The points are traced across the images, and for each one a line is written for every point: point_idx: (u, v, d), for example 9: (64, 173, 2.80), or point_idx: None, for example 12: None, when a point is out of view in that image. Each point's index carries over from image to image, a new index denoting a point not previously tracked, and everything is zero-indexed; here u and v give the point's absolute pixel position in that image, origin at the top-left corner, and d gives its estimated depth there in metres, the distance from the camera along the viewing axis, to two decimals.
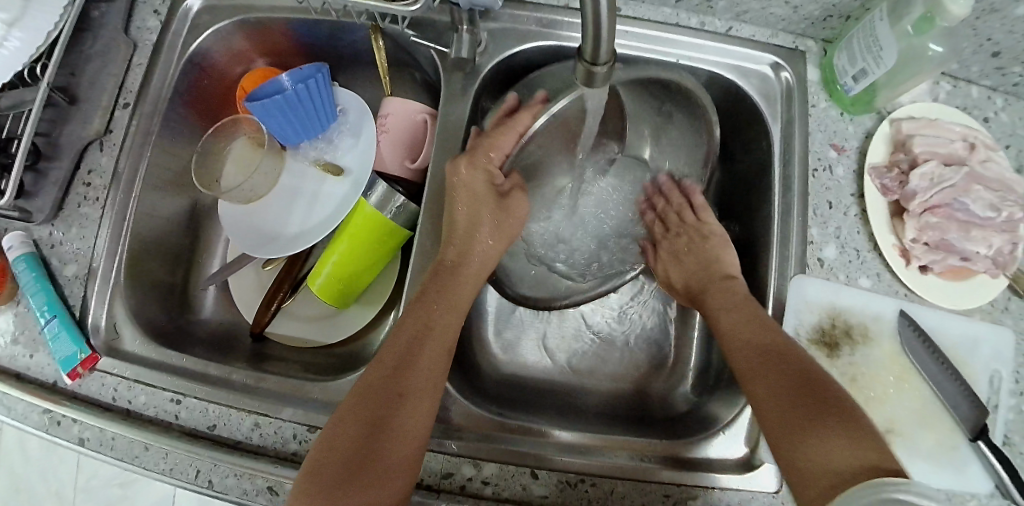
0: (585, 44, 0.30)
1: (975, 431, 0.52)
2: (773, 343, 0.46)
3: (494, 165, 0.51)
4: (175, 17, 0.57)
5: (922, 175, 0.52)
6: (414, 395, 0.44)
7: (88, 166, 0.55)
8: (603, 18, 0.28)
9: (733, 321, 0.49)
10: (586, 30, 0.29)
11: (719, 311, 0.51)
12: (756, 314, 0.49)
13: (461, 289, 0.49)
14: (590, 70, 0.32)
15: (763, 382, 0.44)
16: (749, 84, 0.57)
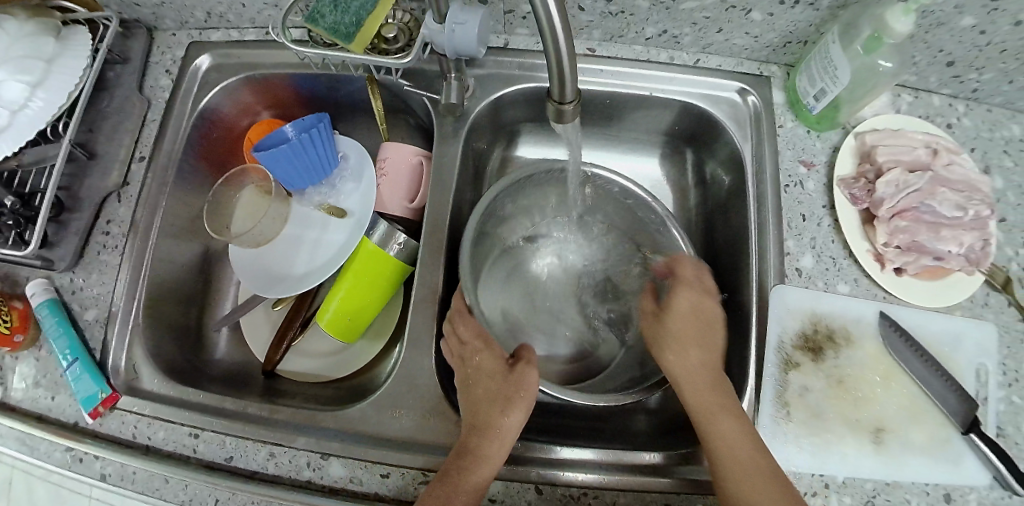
0: (554, 84, 0.33)
1: (966, 424, 0.54)
2: (779, 494, 0.45)
3: (496, 345, 0.53)
4: (185, 76, 0.61)
5: (888, 182, 0.56)
6: (482, 477, 0.45)
7: (107, 216, 0.59)
8: (566, 58, 0.31)
9: (751, 453, 0.47)
10: (552, 72, 0.32)
11: (715, 423, 0.48)
12: (745, 431, 0.48)
13: (494, 446, 0.47)
14: (558, 107, 0.35)
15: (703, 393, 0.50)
16: (719, 110, 0.61)
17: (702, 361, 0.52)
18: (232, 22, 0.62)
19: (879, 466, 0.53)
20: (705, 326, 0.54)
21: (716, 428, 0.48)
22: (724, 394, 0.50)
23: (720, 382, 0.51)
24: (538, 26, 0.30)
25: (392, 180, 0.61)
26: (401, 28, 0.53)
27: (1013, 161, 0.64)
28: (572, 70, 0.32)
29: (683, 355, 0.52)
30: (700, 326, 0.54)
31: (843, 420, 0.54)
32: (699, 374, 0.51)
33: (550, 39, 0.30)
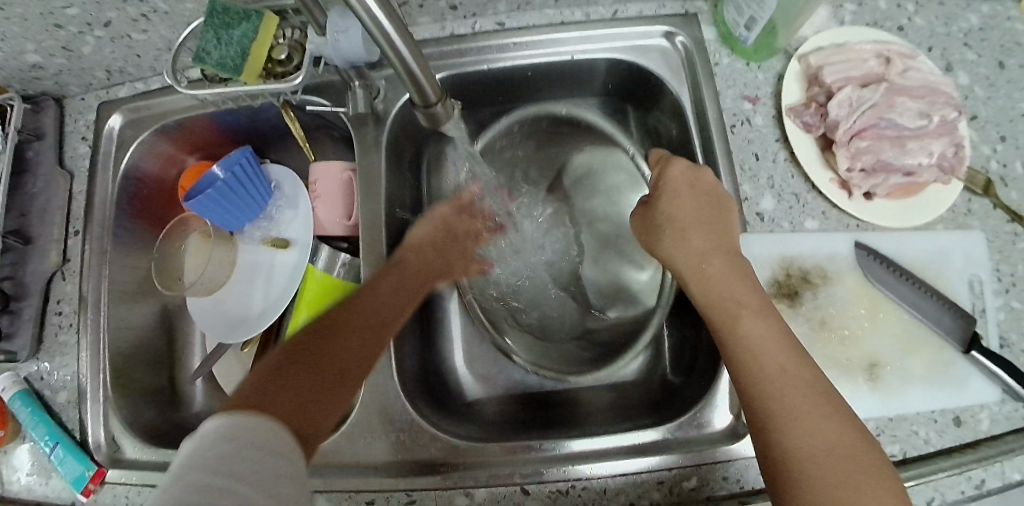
0: (411, 89, 0.35)
1: (966, 343, 0.52)
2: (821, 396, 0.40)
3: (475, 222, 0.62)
4: (101, 140, 0.60)
5: (840, 103, 0.52)
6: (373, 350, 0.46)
7: (56, 296, 0.58)
8: (416, 68, 0.32)
9: (784, 357, 0.42)
10: (405, 78, 0.34)
11: (733, 321, 0.45)
12: (767, 307, 0.46)
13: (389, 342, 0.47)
14: (427, 109, 0.37)
15: (699, 243, 0.49)
16: (648, 61, 0.58)
17: (712, 247, 0.49)
18: (135, 74, 0.60)
19: (877, 402, 0.52)
20: (709, 209, 0.50)
21: (740, 322, 0.44)
22: (738, 287, 0.47)
23: (739, 264, 0.48)
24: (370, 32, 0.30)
25: (326, 201, 0.62)
26: (292, 46, 0.53)
27: (974, 53, 0.62)
28: (426, 74, 0.34)
29: (685, 240, 0.50)
30: (698, 201, 0.50)
31: (832, 362, 0.52)
32: (706, 258, 0.49)
33: (372, 24, 0.29)
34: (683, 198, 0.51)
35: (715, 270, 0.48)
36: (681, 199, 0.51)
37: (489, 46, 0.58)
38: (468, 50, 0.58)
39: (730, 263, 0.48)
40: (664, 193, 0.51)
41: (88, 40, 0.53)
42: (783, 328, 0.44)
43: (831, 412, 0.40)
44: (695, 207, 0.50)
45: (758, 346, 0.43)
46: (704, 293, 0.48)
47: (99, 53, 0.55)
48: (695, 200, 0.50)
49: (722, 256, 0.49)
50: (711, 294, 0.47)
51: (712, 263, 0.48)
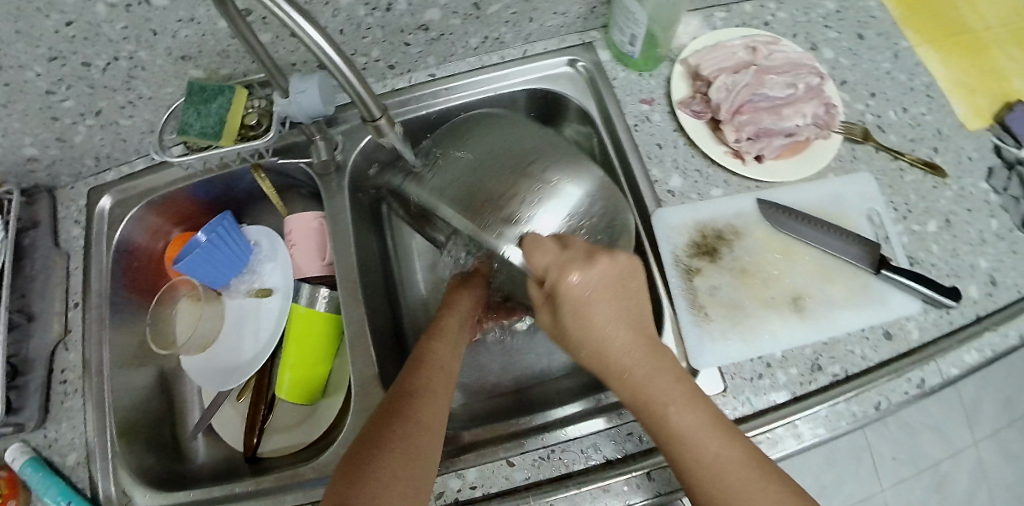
0: (358, 105, 0.45)
1: (877, 264, 0.60)
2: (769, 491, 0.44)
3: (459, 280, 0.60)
4: (92, 220, 0.67)
5: (718, 89, 0.61)
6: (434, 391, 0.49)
7: (61, 365, 0.63)
8: (361, 87, 0.43)
9: (716, 445, 0.46)
10: (355, 99, 0.45)
11: (661, 423, 0.47)
12: (688, 396, 0.48)
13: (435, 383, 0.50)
14: (374, 123, 0.47)
15: (623, 342, 0.48)
16: (560, 87, 0.68)
17: (629, 342, 0.48)
18: (120, 159, 0.68)
19: (809, 329, 0.58)
20: (618, 299, 0.47)
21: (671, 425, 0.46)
22: (655, 389, 0.47)
23: (653, 352, 0.49)
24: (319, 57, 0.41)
25: (301, 247, 0.69)
26: (260, 113, 0.62)
27: (834, 32, 0.73)
28: (370, 94, 0.45)
29: (604, 347, 0.48)
30: (612, 302, 0.47)
31: (760, 302, 0.59)
32: (628, 365, 0.48)
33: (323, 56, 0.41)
34: (590, 307, 0.47)
35: (642, 371, 0.48)
36: (592, 306, 0.47)
37: (423, 93, 0.67)
38: (407, 100, 0.67)
39: (647, 358, 0.48)
40: (571, 302, 0.46)
41: (81, 130, 0.61)
42: (705, 412, 0.47)
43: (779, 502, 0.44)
44: (607, 310, 0.47)
45: (694, 444, 0.46)
46: (635, 397, 0.48)
47: (90, 141, 0.63)
48: (608, 297, 0.47)
49: (639, 353, 0.48)
50: (642, 400, 0.48)
51: (636, 365, 0.48)
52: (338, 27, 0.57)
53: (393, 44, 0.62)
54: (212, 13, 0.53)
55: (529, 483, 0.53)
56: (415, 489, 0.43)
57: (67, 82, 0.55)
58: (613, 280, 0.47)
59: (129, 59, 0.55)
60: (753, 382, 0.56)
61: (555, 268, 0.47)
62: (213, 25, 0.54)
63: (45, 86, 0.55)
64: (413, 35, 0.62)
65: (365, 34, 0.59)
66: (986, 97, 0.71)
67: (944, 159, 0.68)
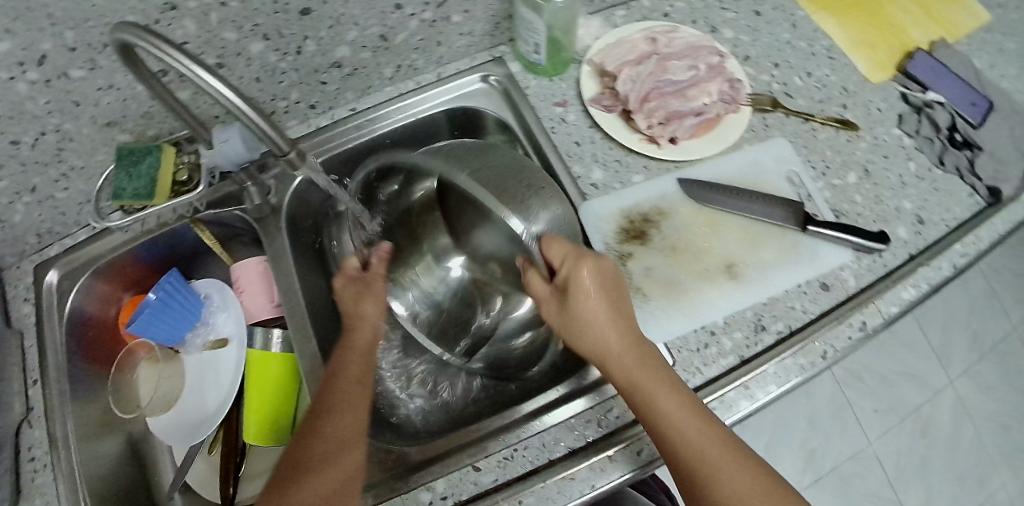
0: (269, 143, 0.48)
1: (804, 221, 0.63)
2: (742, 463, 0.48)
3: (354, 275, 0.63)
4: (41, 296, 0.67)
5: (623, 82, 0.64)
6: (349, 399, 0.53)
7: (25, 443, 0.62)
8: (266, 124, 0.45)
9: (717, 449, 0.48)
10: (262, 136, 0.47)
11: (667, 426, 0.48)
12: (693, 404, 0.50)
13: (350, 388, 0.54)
14: (286, 158, 0.50)
15: (625, 350, 0.51)
16: (476, 102, 0.70)
17: (632, 352, 0.51)
18: (62, 232, 0.69)
19: (747, 294, 0.60)
20: (614, 293, 0.52)
21: (658, 404, 0.49)
22: (663, 395, 0.49)
23: (657, 365, 0.51)
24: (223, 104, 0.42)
25: (250, 291, 0.71)
26: (190, 167, 0.65)
27: (732, 11, 0.76)
28: (278, 131, 0.47)
29: (609, 353, 0.51)
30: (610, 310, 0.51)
31: (696, 276, 0.60)
32: (633, 373, 0.50)
33: (228, 104, 0.42)
34: (593, 313, 0.51)
35: (647, 380, 0.50)
36: (596, 312, 0.51)
37: (348, 128, 0.69)
38: (336, 135, 0.69)
39: (651, 368, 0.51)
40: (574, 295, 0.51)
41: (18, 208, 0.63)
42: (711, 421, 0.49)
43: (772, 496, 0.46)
44: (608, 321, 0.51)
45: (697, 447, 0.48)
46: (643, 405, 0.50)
47: (29, 218, 0.65)
48: (607, 309, 0.51)
49: (643, 363, 0.51)
50: (650, 408, 0.49)
51: (642, 375, 0.50)
52: (253, 75, 0.60)
53: (311, 85, 0.65)
54: (131, 77, 0.55)
55: (498, 484, 0.54)
56: (341, 475, 0.48)
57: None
58: (607, 295, 0.52)
59: (57, 132, 0.57)
60: (700, 352, 0.58)
61: (567, 264, 0.51)
62: (133, 89, 0.56)
63: None
64: (328, 74, 0.64)
65: (281, 78, 0.62)
66: (885, 52, 0.75)
67: (854, 114, 0.71)
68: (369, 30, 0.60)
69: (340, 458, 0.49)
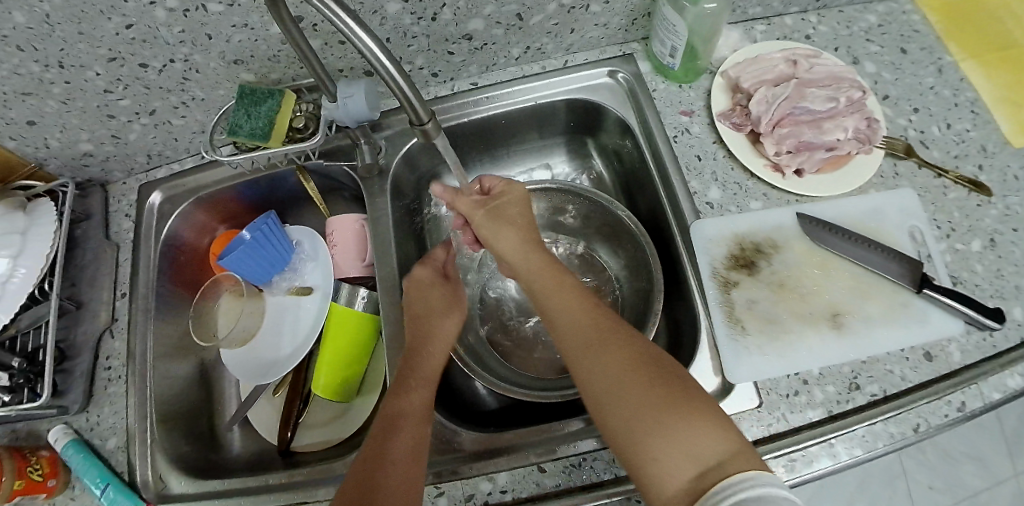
0: (409, 110, 0.44)
1: (918, 283, 0.58)
2: (626, 357, 0.46)
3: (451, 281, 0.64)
4: (142, 215, 0.70)
5: (758, 101, 0.61)
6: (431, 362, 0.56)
7: (106, 352, 0.65)
8: (411, 93, 0.43)
9: (620, 365, 0.46)
10: (404, 104, 0.44)
11: (567, 328, 0.50)
12: (603, 320, 0.50)
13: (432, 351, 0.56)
14: (421, 128, 0.46)
15: (535, 258, 0.54)
16: (600, 96, 0.69)
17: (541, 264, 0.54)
18: (171, 157, 0.71)
19: (847, 347, 0.57)
20: (524, 212, 0.57)
21: (552, 302, 0.52)
22: (575, 306, 0.51)
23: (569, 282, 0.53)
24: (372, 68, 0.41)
25: (343, 247, 0.71)
26: (308, 116, 0.64)
27: (877, 45, 0.73)
28: (420, 101, 0.44)
29: (517, 255, 0.55)
30: (522, 231, 0.56)
31: (799, 318, 0.58)
32: (539, 276, 0.54)
33: (383, 71, 0.41)
34: (502, 224, 0.56)
35: (546, 288, 0.53)
36: (508, 236, 0.55)
37: (464, 103, 0.69)
38: (450, 107, 0.69)
39: (557, 282, 0.53)
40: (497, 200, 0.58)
41: (135, 128, 0.65)
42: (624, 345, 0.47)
43: (671, 412, 0.42)
44: (518, 234, 0.56)
45: (598, 355, 0.47)
46: (547, 309, 0.52)
47: (143, 139, 0.67)
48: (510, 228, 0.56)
49: (550, 276, 0.53)
50: (552, 315, 0.52)
51: (547, 288, 0.53)
52: (386, 36, 0.59)
53: (437, 53, 0.64)
54: (266, 20, 0.54)
55: (560, 490, 0.53)
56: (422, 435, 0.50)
57: (125, 81, 0.58)
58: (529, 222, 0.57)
59: (184, 61, 0.58)
60: (789, 398, 0.56)
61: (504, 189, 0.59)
62: (266, 31, 0.56)
63: (103, 85, 0.58)
64: (456, 45, 0.63)
65: (410, 42, 0.61)
66: None
67: (989, 177, 0.66)
68: (505, 8, 0.59)
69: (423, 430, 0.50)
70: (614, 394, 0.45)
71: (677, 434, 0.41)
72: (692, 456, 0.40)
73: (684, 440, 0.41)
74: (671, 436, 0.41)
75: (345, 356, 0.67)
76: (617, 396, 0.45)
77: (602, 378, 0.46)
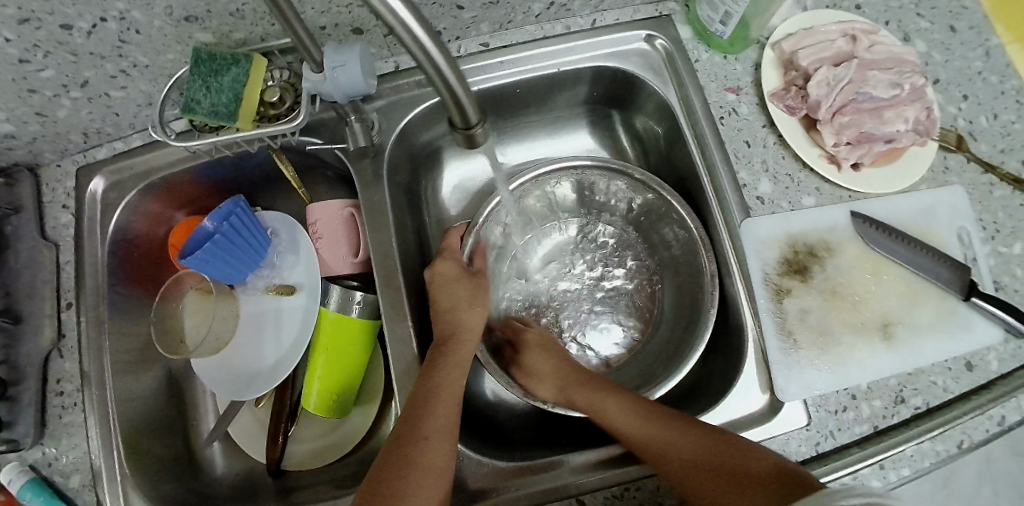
0: (454, 110, 0.36)
1: (966, 291, 0.54)
2: (683, 440, 0.46)
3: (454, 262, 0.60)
4: (83, 205, 0.58)
5: (818, 84, 0.54)
6: (450, 382, 0.50)
7: (55, 374, 0.55)
8: (461, 92, 0.34)
9: (672, 450, 0.46)
10: (448, 102, 0.35)
11: (608, 414, 0.51)
12: (632, 401, 0.51)
13: (445, 377, 0.50)
14: (467, 132, 0.38)
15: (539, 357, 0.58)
16: (632, 64, 0.60)
17: (545, 366, 0.57)
18: (113, 134, 0.59)
19: (895, 360, 0.53)
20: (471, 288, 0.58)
21: (596, 409, 0.53)
22: (622, 400, 0.52)
23: (597, 381, 0.55)
24: (407, 48, 0.30)
25: (328, 240, 0.60)
26: (283, 87, 0.53)
27: (927, 21, 0.66)
28: (467, 95, 0.35)
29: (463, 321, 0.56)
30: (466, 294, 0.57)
31: (849, 328, 0.54)
32: (564, 388, 0.55)
33: (427, 61, 0.31)
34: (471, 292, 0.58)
35: (563, 383, 0.56)
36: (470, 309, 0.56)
37: (474, 68, 0.59)
38: None
39: (574, 376, 0.56)
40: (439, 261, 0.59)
41: (63, 103, 0.53)
42: (661, 413, 0.49)
43: (729, 471, 0.44)
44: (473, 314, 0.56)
45: (647, 436, 0.48)
46: (589, 404, 0.53)
47: (75, 116, 0.55)
48: (461, 298, 0.56)
49: (563, 373, 0.56)
50: (588, 402, 0.53)
51: (557, 388, 0.56)
52: None
53: (444, 8, 0.53)
54: None
55: None
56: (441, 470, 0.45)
57: (44, 48, 0.46)
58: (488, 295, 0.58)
59: (120, 20, 0.45)
60: (837, 415, 0.52)
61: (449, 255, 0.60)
62: None
63: (17, 53, 0.45)
64: None
65: None
66: None
67: None
68: None
69: (441, 460, 0.45)
70: (670, 466, 0.46)
71: (757, 493, 0.42)
72: (766, 502, 0.41)
73: (764, 496, 0.41)
74: (751, 492, 0.42)
75: (340, 367, 0.59)
76: (668, 449, 0.46)
77: (655, 450, 0.47)
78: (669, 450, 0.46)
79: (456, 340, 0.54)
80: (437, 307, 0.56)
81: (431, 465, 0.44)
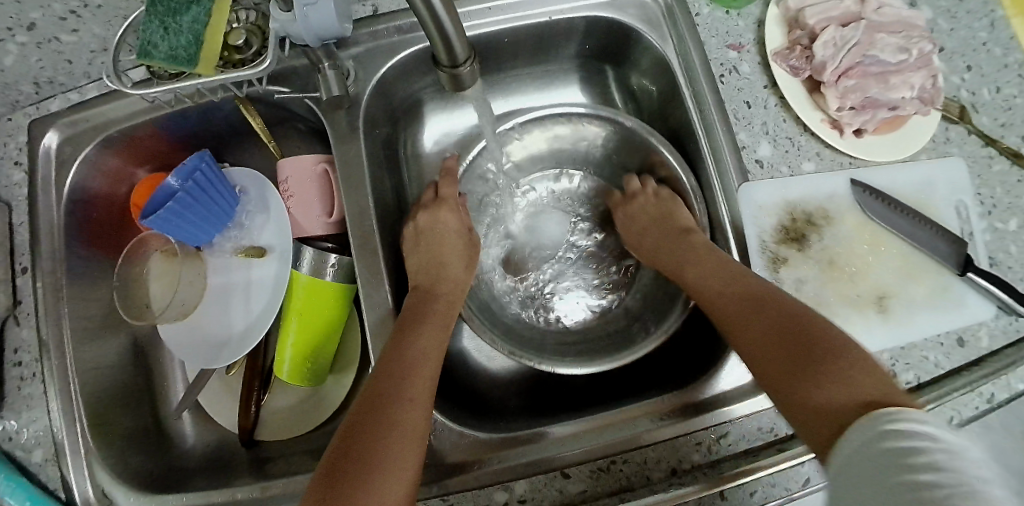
0: (439, 48, 0.32)
1: (961, 266, 0.52)
2: (770, 321, 0.43)
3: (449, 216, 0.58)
4: (36, 161, 0.54)
5: (825, 44, 0.51)
6: (433, 339, 0.48)
7: (12, 343, 0.51)
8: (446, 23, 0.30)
9: (766, 322, 0.43)
10: (435, 37, 0.31)
11: (701, 279, 0.50)
12: (731, 272, 0.48)
13: (428, 332, 0.48)
14: (453, 71, 0.34)
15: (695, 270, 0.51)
16: (628, 16, 0.57)
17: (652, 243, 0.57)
18: (65, 83, 0.54)
19: (890, 333, 0.52)
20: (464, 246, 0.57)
21: (693, 269, 0.51)
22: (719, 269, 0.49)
23: (706, 252, 0.51)
24: None
25: (300, 199, 0.57)
26: (249, 30, 0.48)
27: None
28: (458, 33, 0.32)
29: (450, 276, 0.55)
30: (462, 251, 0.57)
31: (844, 300, 0.52)
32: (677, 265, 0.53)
33: None
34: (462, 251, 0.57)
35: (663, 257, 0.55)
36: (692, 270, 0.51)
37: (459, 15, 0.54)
38: None
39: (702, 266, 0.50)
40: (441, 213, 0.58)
41: None
42: (769, 312, 0.44)
43: (801, 348, 0.40)
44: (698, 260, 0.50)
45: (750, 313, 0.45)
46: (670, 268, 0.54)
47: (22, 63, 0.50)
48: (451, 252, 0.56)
49: (700, 261, 0.51)
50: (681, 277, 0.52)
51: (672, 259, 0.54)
52: None
53: None
54: None
55: (585, 497, 0.46)
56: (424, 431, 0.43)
57: None
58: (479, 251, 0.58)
59: None
60: None
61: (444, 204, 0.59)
62: None
63: None
64: None
65: None
66: None
67: None
68: None
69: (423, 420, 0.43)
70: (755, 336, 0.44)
71: (836, 383, 0.38)
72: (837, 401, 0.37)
73: (836, 393, 0.37)
74: (827, 385, 0.38)
75: (313, 334, 0.56)
76: (742, 325, 0.45)
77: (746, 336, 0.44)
78: (755, 324, 0.44)
79: (438, 295, 0.52)
80: (419, 265, 0.55)
81: (413, 424, 0.42)
